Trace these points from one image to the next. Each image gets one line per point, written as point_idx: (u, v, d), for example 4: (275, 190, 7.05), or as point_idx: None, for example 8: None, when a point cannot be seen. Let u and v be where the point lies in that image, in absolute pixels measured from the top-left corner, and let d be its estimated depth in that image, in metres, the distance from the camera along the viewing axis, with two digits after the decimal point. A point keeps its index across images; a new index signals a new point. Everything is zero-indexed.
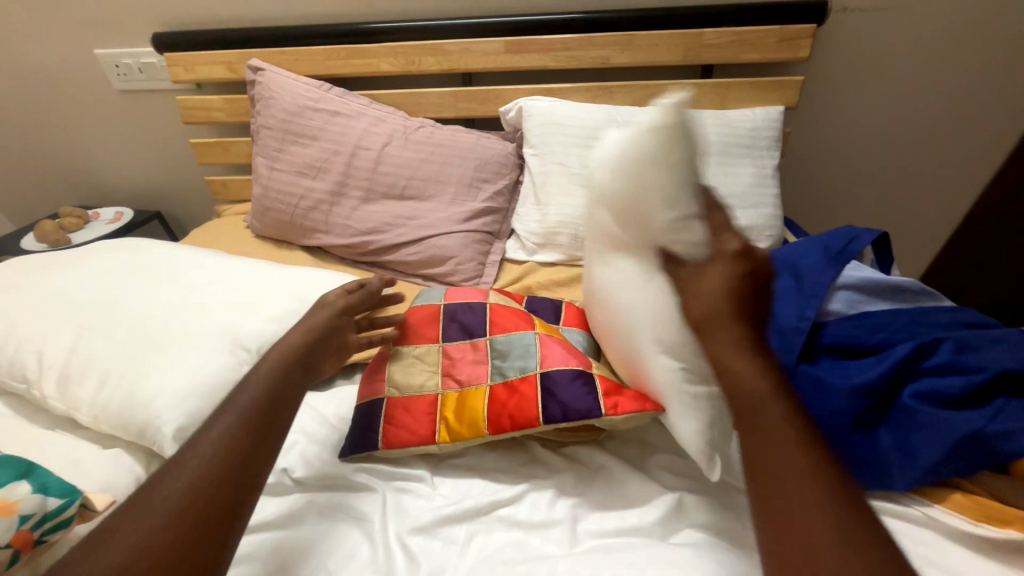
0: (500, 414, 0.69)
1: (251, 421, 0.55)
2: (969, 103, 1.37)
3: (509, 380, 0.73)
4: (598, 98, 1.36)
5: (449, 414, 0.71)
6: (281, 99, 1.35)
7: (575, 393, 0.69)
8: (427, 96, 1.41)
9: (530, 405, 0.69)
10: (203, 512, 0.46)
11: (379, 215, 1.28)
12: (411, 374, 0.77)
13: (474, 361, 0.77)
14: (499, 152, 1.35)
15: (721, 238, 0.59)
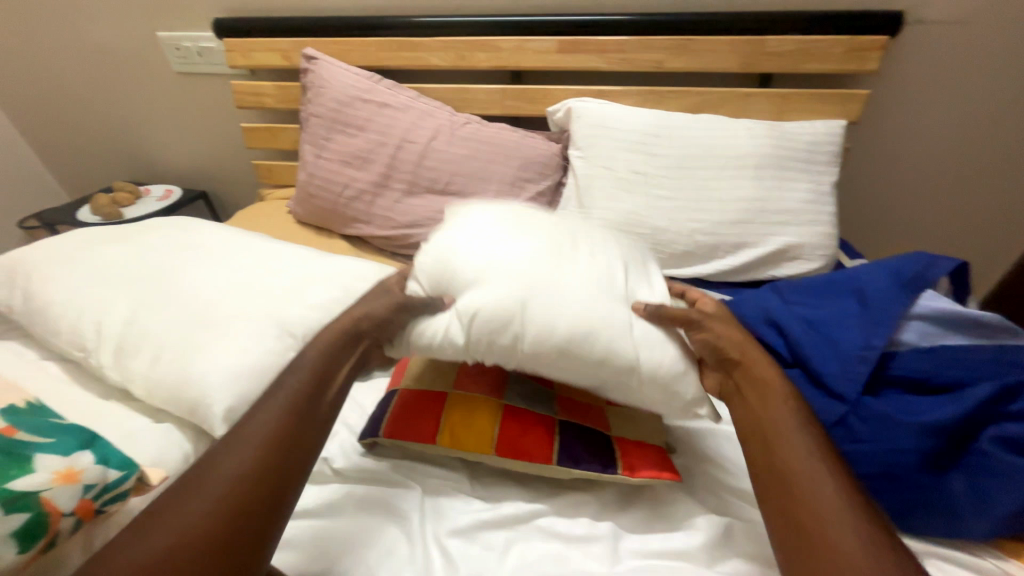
0: (513, 436, 0.67)
1: (289, 411, 0.57)
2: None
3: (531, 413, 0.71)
4: (649, 102, 1.32)
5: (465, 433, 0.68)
6: (332, 88, 1.36)
7: (588, 446, 0.67)
8: (475, 92, 1.40)
9: (544, 437, 0.67)
10: (244, 505, 0.49)
11: (421, 209, 1.28)
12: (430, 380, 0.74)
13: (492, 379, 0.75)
14: (544, 152, 1.33)
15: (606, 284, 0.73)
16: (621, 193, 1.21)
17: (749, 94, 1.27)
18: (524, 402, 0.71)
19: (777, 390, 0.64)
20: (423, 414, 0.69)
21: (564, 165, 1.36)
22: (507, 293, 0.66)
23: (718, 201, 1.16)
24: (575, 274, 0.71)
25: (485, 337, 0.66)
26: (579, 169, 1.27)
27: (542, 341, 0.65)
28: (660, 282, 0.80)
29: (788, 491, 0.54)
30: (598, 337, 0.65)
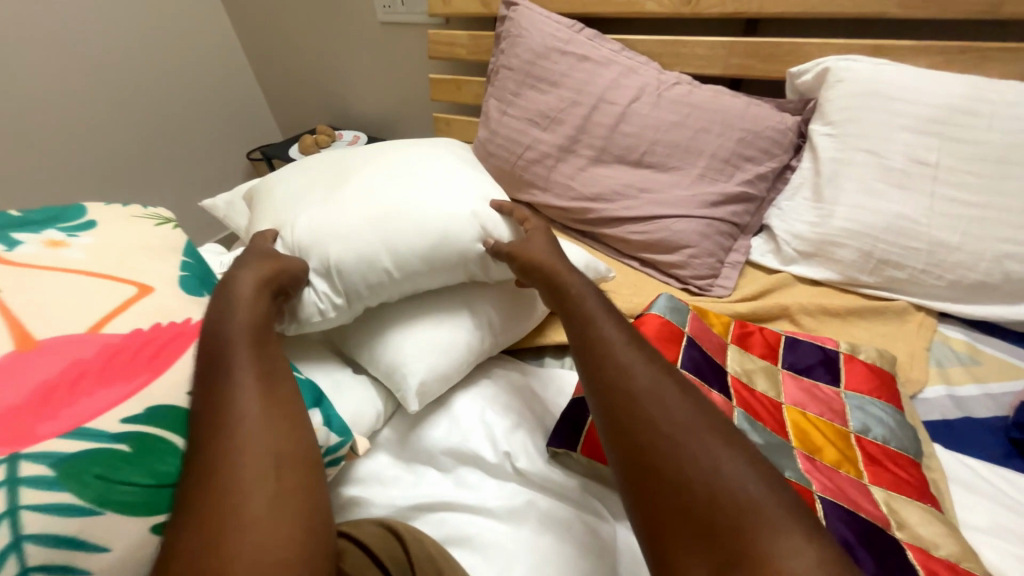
0: None
1: (258, 326, 0.58)
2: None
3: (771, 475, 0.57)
4: (956, 64, 0.94)
5: None
6: (530, 38, 1.26)
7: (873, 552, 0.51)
8: (692, 45, 1.16)
9: None
10: (278, 429, 0.51)
11: (607, 180, 1.13)
12: None
13: None
14: (775, 125, 1.05)
15: (436, 210, 0.69)
16: (887, 189, 0.90)
17: None
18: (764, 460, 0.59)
19: (580, 291, 0.63)
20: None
21: (797, 143, 1.07)
22: (361, 235, 0.67)
23: None
24: (413, 195, 0.71)
25: (366, 291, 0.66)
26: (824, 151, 0.98)
27: (410, 258, 0.66)
28: (486, 185, 0.77)
29: (637, 450, 0.49)
30: (472, 258, 0.69)
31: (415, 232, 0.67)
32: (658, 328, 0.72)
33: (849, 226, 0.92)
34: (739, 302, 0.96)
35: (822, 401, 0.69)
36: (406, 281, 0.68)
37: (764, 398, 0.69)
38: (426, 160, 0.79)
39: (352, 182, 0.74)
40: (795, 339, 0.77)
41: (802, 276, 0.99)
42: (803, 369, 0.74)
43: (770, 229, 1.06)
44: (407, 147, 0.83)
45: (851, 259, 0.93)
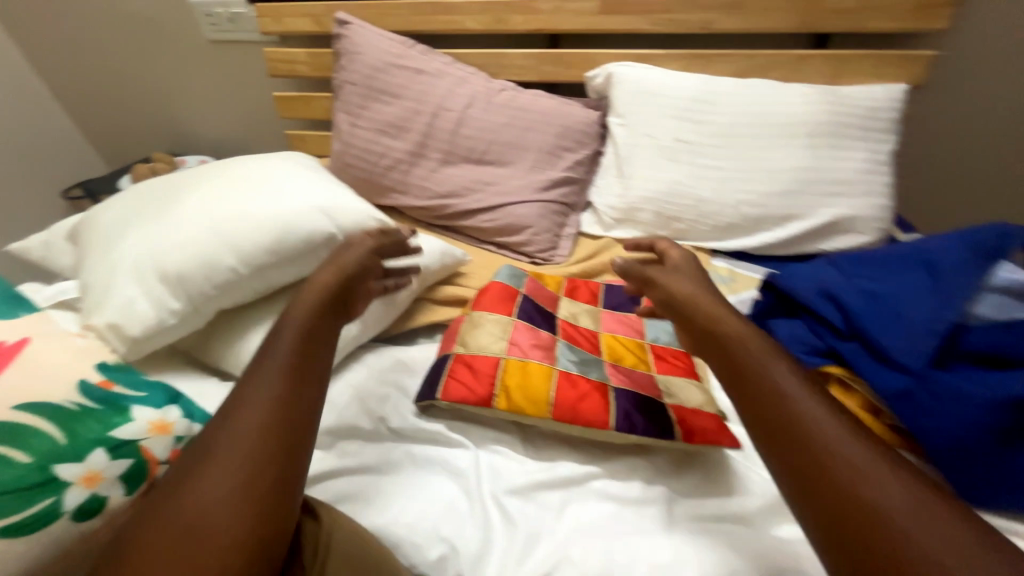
0: (568, 403, 0.68)
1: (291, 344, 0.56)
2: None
3: (575, 377, 0.72)
4: (694, 67, 1.26)
5: (511, 389, 0.69)
6: (366, 54, 1.34)
7: (650, 408, 0.68)
8: (511, 57, 1.36)
9: (599, 404, 0.68)
10: (265, 429, 0.49)
11: (456, 178, 1.27)
12: (478, 338, 0.76)
13: (540, 347, 0.76)
14: (582, 120, 1.29)
15: (279, 210, 0.74)
16: (663, 162, 1.18)
17: (804, 56, 1.19)
18: (575, 367, 0.74)
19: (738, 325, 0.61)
20: (482, 377, 0.71)
21: (602, 134, 1.33)
22: (203, 243, 0.69)
23: (767, 171, 1.12)
24: (255, 200, 0.75)
25: (211, 292, 0.68)
26: (619, 138, 1.24)
27: (258, 254, 0.70)
28: (327, 184, 0.84)
29: (798, 458, 0.48)
30: (320, 243, 0.75)
31: (262, 231, 0.71)
32: (500, 292, 0.85)
33: (643, 194, 1.18)
34: (574, 266, 1.17)
35: (628, 325, 0.88)
36: (256, 277, 0.71)
37: (585, 330, 0.85)
38: (266, 169, 0.84)
39: (187, 199, 0.76)
40: (611, 286, 0.98)
41: (620, 239, 1.23)
42: (617, 306, 0.94)
43: (594, 205, 1.29)
44: (245, 161, 0.87)
45: (649, 220, 1.19)
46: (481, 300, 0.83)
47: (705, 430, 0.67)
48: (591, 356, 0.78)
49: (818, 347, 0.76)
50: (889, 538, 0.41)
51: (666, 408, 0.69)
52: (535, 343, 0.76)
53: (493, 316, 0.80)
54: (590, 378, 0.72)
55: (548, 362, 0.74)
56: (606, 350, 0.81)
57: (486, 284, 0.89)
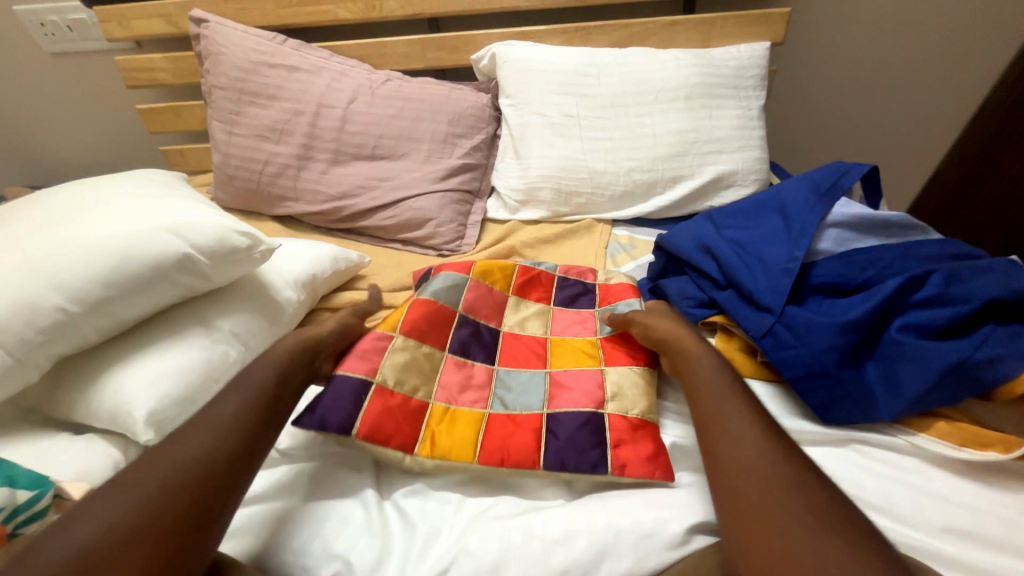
0: (496, 444, 0.63)
1: (245, 414, 0.57)
2: (969, 22, 1.30)
3: (509, 415, 0.67)
4: (575, 40, 1.27)
5: (438, 425, 0.65)
6: (231, 54, 1.23)
7: (580, 436, 0.63)
8: (392, 45, 1.30)
9: (530, 443, 0.63)
10: (194, 479, 0.49)
11: (350, 177, 1.21)
12: (402, 371, 0.68)
13: (476, 387, 0.71)
14: (473, 104, 1.27)
15: (116, 238, 0.68)
16: (556, 139, 1.18)
17: (675, 21, 1.23)
18: (508, 409, 0.68)
19: (696, 352, 0.67)
20: (398, 417, 0.64)
21: (496, 116, 1.31)
22: (24, 286, 0.63)
23: (652, 137, 1.16)
24: (89, 231, 0.70)
25: (36, 339, 0.62)
26: (510, 119, 1.23)
27: (88, 289, 0.65)
28: (182, 200, 0.78)
29: (716, 451, 0.54)
30: (171, 268, 0.69)
31: (94, 263, 0.66)
32: (427, 311, 0.76)
33: (542, 173, 1.18)
34: (481, 253, 1.15)
35: (578, 323, 0.82)
36: (94, 314, 0.65)
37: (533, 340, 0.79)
38: (113, 196, 0.78)
39: (15, 240, 0.69)
40: (563, 278, 0.90)
41: (526, 220, 1.23)
42: (573, 299, 0.87)
43: (497, 189, 1.28)
44: (94, 190, 0.81)
45: (550, 198, 1.19)
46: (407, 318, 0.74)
47: (641, 461, 0.61)
48: (529, 377, 0.73)
49: (703, 300, 0.79)
50: (768, 524, 0.45)
51: (601, 433, 0.64)
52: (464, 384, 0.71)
53: (424, 349, 0.72)
54: (522, 413, 0.68)
55: (479, 406, 0.69)
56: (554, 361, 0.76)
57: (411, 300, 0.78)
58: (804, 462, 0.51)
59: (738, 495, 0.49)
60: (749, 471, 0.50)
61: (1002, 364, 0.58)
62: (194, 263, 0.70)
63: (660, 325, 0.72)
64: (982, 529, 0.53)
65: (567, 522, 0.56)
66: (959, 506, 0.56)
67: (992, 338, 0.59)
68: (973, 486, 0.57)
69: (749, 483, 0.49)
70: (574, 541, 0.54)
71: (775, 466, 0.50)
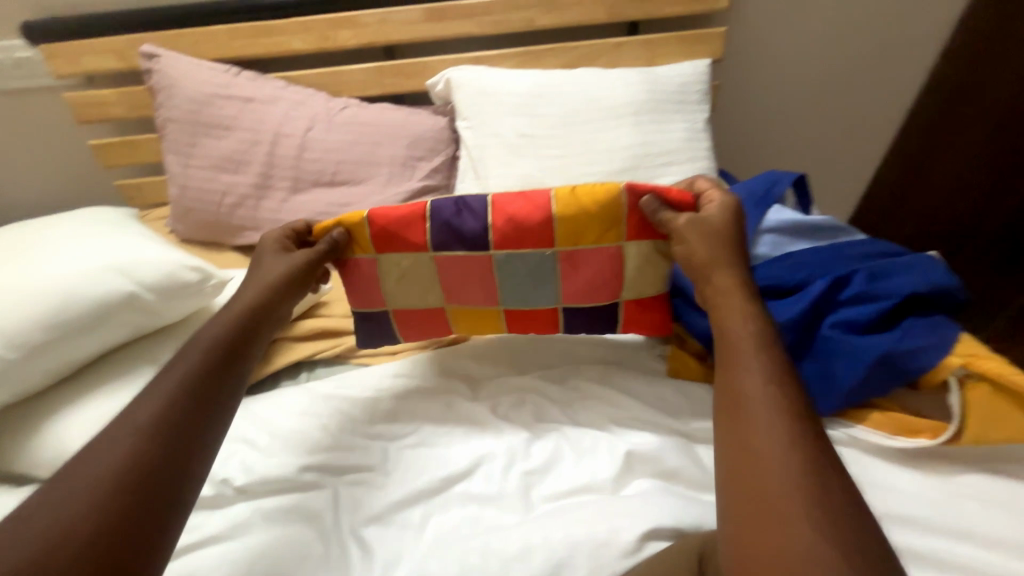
0: (523, 330, 0.81)
1: (168, 422, 0.51)
2: (889, 35, 1.41)
3: (525, 306, 0.77)
4: (527, 63, 1.32)
5: (467, 322, 0.81)
6: (185, 87, 1.23)
7: (593, 323, 0.79)
8: (349, 73, 1.33)
9: (550, 327, 0.80)
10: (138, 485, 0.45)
11: (310, 205, 1.21)
12: (404, 290, 0.79)
13: (480, 281, 0.76)
14: (431, 127, 1.29)
15: (58, 280, 0.67)
16: (513, 158, 1.22)
17: (620, 43, 1.30)
18: (518, 306, 0.77)
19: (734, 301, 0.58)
20: (435, 320, 0.81)
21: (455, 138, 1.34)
22: None
23: (605, 152, 1.20)
24: (29, 274, 0.68)
25: None
26: (468, 140, 1.26)
27: (28, 334, 0.63)
28: (130, 236, 0.77)
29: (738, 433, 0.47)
30: (117, 307, 0.68)
31: (34, 307, 0.64)
32: (389, 217, 0.74)
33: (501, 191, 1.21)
34: None
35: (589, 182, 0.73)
36: (34, 360, 0.64)
37: (537, 199, 0.72)
38: (56, 236, 0.76)
39: None
40: None
41: None
42: None
43: None
44: (36, 231, 0.79)
45: None
46: (371, 233, 0.75)
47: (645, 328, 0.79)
48: (540, 265, 0.74)
49: None
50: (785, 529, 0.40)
51: (613, 318, 0.79)
52: (468, 282, 0.76)
53: (405, 260, 0.76)
54: (534, 307, 0.77)
55: (492, 301, 0.78)
56: (562, 231, 0.72)
57: (373, 207, 0.77)
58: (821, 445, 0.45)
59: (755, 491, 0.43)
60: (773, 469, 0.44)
61: (926, 355, 0.61)
62: (141, 300, 0.69)
63: (711, 270, 0.63)
64: (913, 512, 0.57)
65: (524, 539, 0.57)
66: (894, 493, 0.59)
67: (913, 330, 0.63)
68: (905, 473, 0.61)
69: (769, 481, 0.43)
70: (530, 556, 0.55)
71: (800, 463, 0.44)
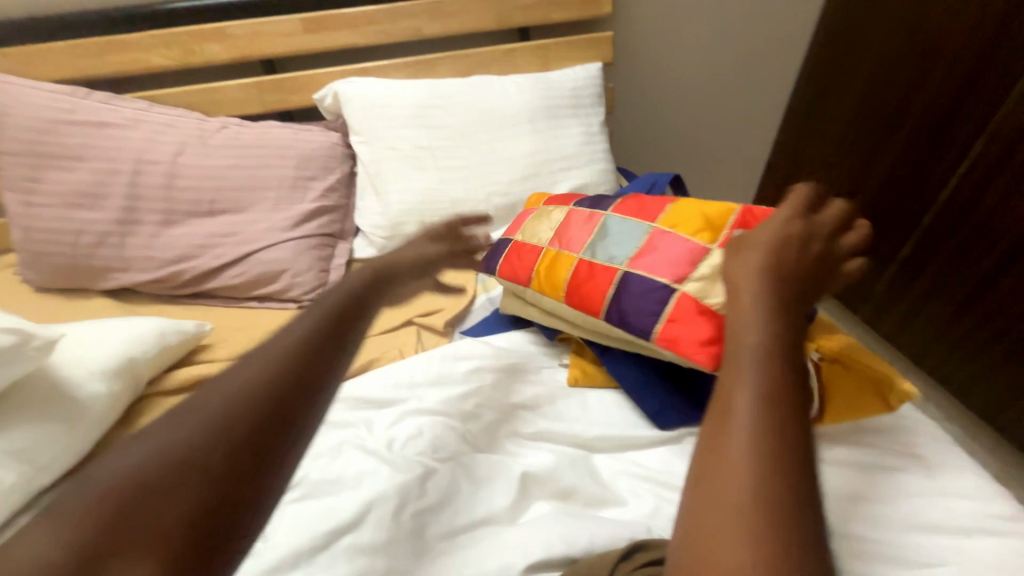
0: (578, 296, 0.77)
1: (240, 424, 0.43)
2: (762, 35, 1.52)
3: (593, 262, 0.78)
4: (420, 73, 1.28)
5: (541, 272, 0.83)
6: (18, 115, 1.07)
7: (646, 298, 0.71)
8: (223, 91, 1.22)
9: (598, 300, 0.75)
10: (203, 473, 0.41)
11: (187, 237, 1.09)
12: (536, 228, 0.88)
13: (582, 229, 0.83)
14: (322, 144, 1.21)
15: None
16: (412, 171, 1.17)
17: (512, 50, 1.29)
18: (595, 257, 0.78)
19: (749, 269, 0.47)
20: (520, 265, 0.86)
21: (351, 153, 1.27)
22: None
23: (505, 160, 1.19)
24: None
25: None
26: (363, 156, 1.20)
27: None
28: None
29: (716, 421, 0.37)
30: None
31: None
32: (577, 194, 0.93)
33: (402, 207, 1.16)
34: None
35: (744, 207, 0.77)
36: None
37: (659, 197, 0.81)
38: None
39: None
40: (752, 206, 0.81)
41: None
42: None
43: (361, 228, 1.23)
44: None
45: (416, 230, 1.17)
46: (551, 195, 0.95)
47: (692, 342, 0.67)
48: (632, 231, 0.78)
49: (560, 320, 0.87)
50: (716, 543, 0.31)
51: (664, 305, 0.70)
52: (570, 226, 0.84)
53: (556, 210, 0.89)
54: (604, 262, 0.77)
55: (576, 250, 0.81)
56: (667, 213, 0.77)
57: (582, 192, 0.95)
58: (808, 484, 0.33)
59: (708, 494, 0.34)
60: (728, 473, 0.34)
61: None
62: None
63: (753, 242, 0.50)
64: None
65: None
66: None
67: None
68: None
69: (725, 488, 0.33)
70: None
71: (770, 470, 0.33)
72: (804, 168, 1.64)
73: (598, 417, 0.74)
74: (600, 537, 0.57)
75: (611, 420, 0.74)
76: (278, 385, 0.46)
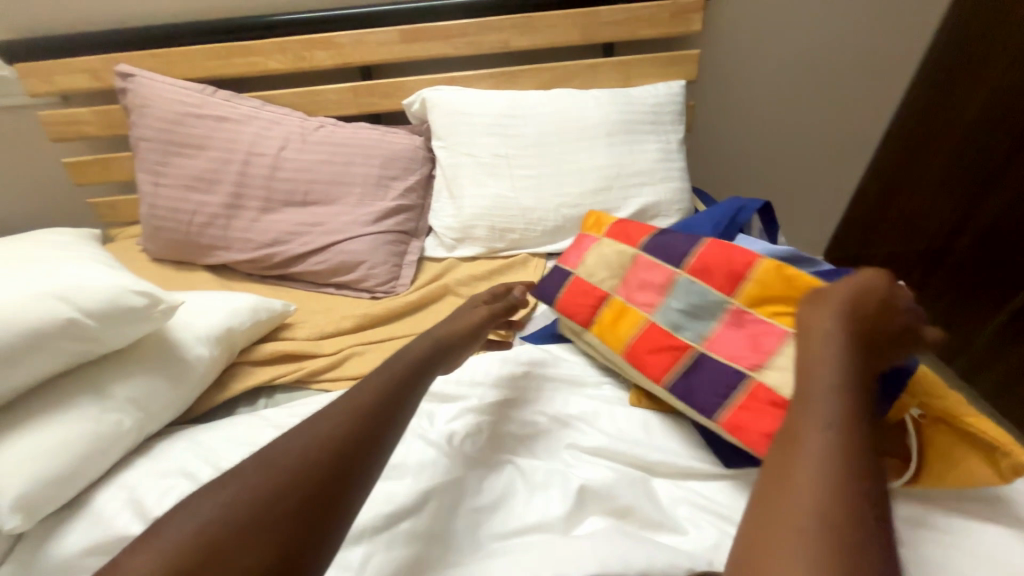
0: (643, 357, 0.76)
1: (343, 442, 0.53)
2: (863, 58, 1.42)
3: (662, 327, 0.77)
4: (503, 84, 1.32)
5: (608, 321, 0.82)
6: (158, 107, 1.23)
7: (712, 383, 0.70)
8: (325, 93, 1.33)
9: (665, 365, 0.74)
10: (303, 493, 0.49)
11: (281, 224, 1.20)
12: (601, 271, 0.87)
13: (654, 284, 0.81)
14: (406, 146, 1.28)
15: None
16: (487, 178, 1.21)
17: (596, 65, 1.30)
18: (668, 323, 0.76)
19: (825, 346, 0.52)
20: (582, 310, 0.85)
21: (431, 157, 1.33)
22: None
23: (578, 173, 1.20)
24: None
25: None
26: (442, 160, 1.26)
27: None
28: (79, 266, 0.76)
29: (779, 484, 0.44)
30: (55, 334, 0.66)
31: None
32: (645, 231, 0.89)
33: (475, 211, 1.20)
34: (413, 292, 1.15)
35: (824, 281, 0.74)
36: None
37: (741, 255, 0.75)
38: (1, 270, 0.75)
39: None
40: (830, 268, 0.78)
41: (464, 257, 1.23)
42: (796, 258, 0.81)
43: (434, 228, 1.28)
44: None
45: (485, 235, 1.21)
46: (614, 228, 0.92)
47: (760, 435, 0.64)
48: (706, 299, 0.75)
49: None
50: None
51: (732, 389, 0.68)
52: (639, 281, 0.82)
53: (614, 250, 0.87)
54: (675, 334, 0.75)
55: (646, 310, 0.79)
56: (748, 288, 0.73)
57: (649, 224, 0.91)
58: (867, 535, 0.38)
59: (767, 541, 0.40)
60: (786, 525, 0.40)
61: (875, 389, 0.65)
62: (84, 329, 0.68)
63: (821, 314, 0.56)
64: None
65: None
66: None
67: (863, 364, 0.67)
68: None
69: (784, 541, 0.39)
70: None
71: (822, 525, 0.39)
72: (898, 202, 1.51)
73: (661, 442, 0.72)
74: (657, 561, 0.56)
75: (672, 446, 0.72)
76: (366, 420, 0.56)
